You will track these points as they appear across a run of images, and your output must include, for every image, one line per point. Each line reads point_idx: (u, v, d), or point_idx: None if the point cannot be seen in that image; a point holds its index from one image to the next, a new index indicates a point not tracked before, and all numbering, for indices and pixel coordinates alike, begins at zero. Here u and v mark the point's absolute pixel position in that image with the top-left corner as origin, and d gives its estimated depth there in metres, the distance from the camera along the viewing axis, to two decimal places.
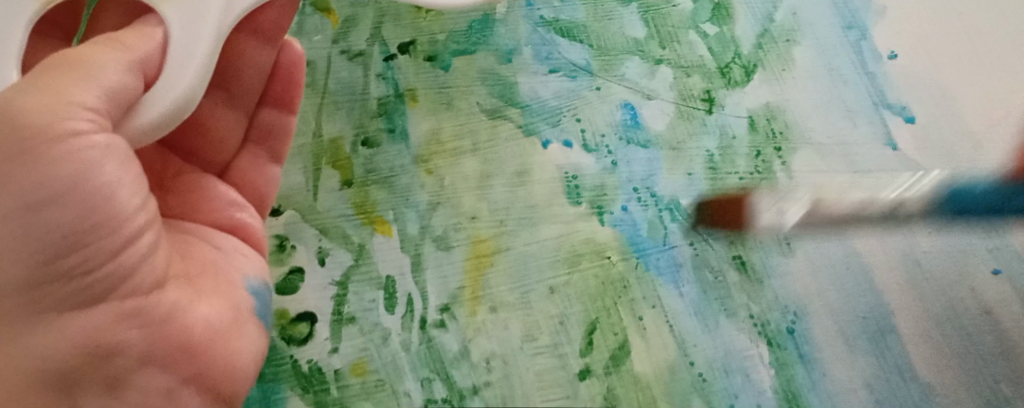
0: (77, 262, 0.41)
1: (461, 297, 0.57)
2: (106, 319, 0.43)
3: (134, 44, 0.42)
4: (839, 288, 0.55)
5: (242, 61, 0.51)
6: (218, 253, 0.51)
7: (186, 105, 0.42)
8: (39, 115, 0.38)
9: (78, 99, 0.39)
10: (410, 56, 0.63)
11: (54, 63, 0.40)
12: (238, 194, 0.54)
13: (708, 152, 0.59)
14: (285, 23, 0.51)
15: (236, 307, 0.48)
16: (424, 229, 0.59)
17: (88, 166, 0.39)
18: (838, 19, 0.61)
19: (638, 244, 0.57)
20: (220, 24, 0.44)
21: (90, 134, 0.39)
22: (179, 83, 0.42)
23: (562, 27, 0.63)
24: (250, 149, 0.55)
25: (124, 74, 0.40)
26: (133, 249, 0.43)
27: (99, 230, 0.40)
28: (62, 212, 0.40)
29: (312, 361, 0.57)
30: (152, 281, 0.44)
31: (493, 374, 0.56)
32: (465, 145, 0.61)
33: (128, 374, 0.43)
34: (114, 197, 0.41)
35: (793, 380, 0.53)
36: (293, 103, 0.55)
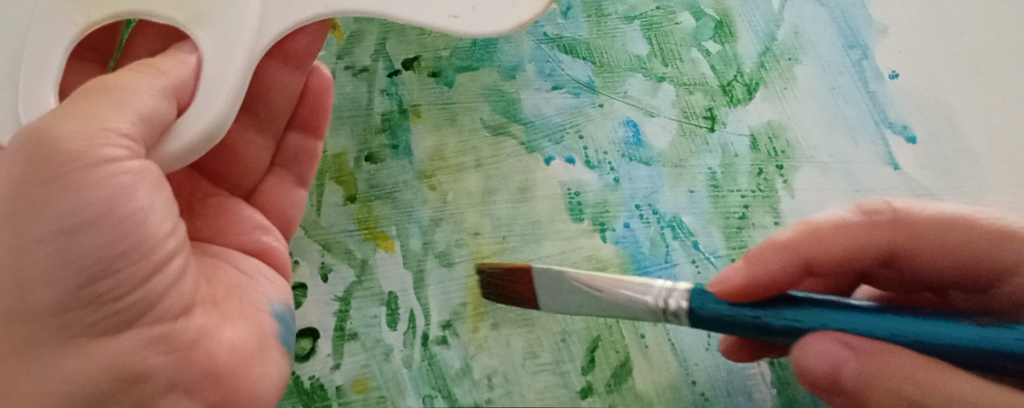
0: (106, 289, 0.42)
1: (463, 314, 0.57)
2: (134, 344, 0.44)
3: (168, 70, 0.44)
4: None
5: (274, 86, 0.54)
6: (243, 277, 0.54)
7: (218, 128, 0.46)
8: (74, 140, 0.40)
9: (115, 125, 0.40)
10: (414, 71, 0.64)
11: (91, 89, 0.41)
12: (265, 218, 0.58)
13: (710, 170, 0.59)
14: (315, 49, 0.54)
15: (260, 333, 0.51)
16: (427, 245, 0.59)
17: (122, 193, 0.41)
18: (840, 38, 0.61)
19: (640, 262, 0.58)
20: (251, 51, 0.47)
21: (124, 160, 0.41)
22: (212, 107, 0.45)
23: (565, 44, 0.63)
24: (276, 172, 0.58)
25: (158, 100, 0.43)
26: (164, 275, 0.45)
27: (131, 255, 0.42)
28: (94, 239, 0.41)
29: (314, 377, 0.57)
30: (181, 305, 0.46)
31: (494, 392, 0.56)
32: (467, 161, 0.61)
33: (155, 398, 0.45)
34: (146, 222, 0.43)
35: (795, 399, 0.54)
36: (318, 129, 0.58)
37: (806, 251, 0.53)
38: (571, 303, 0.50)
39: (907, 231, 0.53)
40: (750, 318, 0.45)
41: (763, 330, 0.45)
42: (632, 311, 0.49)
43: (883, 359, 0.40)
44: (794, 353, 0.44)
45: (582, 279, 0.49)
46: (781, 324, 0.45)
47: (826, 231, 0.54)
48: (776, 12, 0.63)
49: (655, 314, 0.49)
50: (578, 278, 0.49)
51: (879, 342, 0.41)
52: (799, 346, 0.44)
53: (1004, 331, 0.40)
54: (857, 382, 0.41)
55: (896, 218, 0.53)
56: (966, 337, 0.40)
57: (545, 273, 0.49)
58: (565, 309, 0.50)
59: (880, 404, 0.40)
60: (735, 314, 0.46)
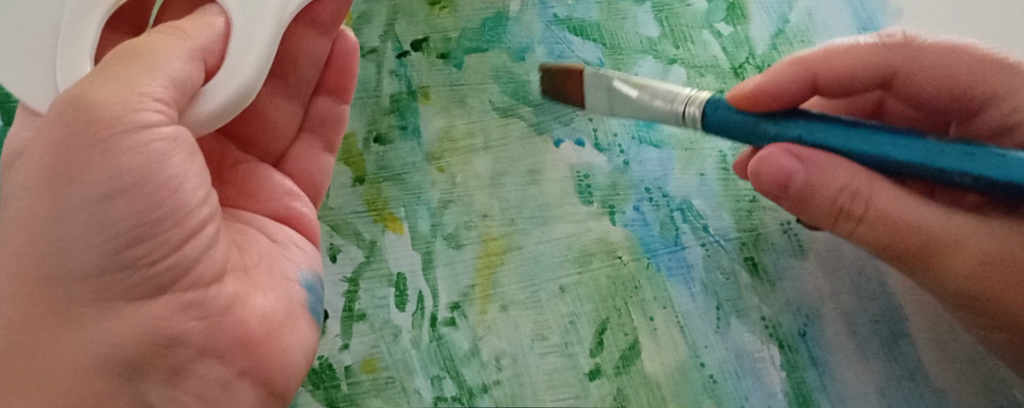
0: (145, 251, 0.43)
1: (472, 296, 0.57)
2: (168, 309, 0.44)
3: (195, 34, 0.44)
4: (853, 291, 0.55)
5: (297, 50, 0.54)
6: (272, 244, 0.53)
7: (247, 92, 0.45)
8: (111, 105, 0.40)
9: (148, 90, 0.41)
10: (423, 53, 0.64)
11: (122, 56, 0.42)
12: (294, 184, 0.57)
13: (721, 153, 0.60)
14: (342, 14, 0.54)
15: (289, 302, 0.50)
16: (435, 227, 0.59)
17: (157, 159, 0.42)
18: (853, 20, 0.61)
19: (649, 245, 0.57)
20: (280, 15, 0.47)
21: (159, 125, 0.42)
22: (242, 71, 0.45)
23: (575, 26, 0.64)
24: (304, 138, 0.58)
25: (187, 65, 0.43)
26: (196, 242, 0.45)
27: (167, 221, 0.43)
28: (130, 205, 0.41)
29: (322, 357, 0.56)
30: (212, 273, 0.46)
31: (503, 373, 0.55)
32: (477, 142, 0.61)
33: (188, 362, 0.45)
34: (178, 190, 0.43)
35: (804, 383, 0.53)
36: (346, 92, 0.58)
37: (814, 69, 0.53)
38: (614, 104, 0.55)
39: (917, 56, 0.52)
40: (749, 122, 0.50)
41: (755, 134, 0.50)
42: (657, 116, 0.53)
43: (828, 171, 0.46)
44: (754, 161, 0.49)
45: (627, 83, 0.54)
46: (774, 128, 0.49)
47: (841, 54, 0.53)
48: None
49: (678, 119, 0.52)
50: (623, 82, 0.54)
51: (828, 156, 0.47)
52: (758, 156, 0.48)
53: (958, 146, 0.45)
54: (798, 190, 0.47)
55: (910, 44, 0.52)
56: (922, 151, 0.45)
57: (597, 76, 0.55)
58: (606, 108, 0.56)
59: (820, 205, 0.48)
60: (737, 117, 0.50)
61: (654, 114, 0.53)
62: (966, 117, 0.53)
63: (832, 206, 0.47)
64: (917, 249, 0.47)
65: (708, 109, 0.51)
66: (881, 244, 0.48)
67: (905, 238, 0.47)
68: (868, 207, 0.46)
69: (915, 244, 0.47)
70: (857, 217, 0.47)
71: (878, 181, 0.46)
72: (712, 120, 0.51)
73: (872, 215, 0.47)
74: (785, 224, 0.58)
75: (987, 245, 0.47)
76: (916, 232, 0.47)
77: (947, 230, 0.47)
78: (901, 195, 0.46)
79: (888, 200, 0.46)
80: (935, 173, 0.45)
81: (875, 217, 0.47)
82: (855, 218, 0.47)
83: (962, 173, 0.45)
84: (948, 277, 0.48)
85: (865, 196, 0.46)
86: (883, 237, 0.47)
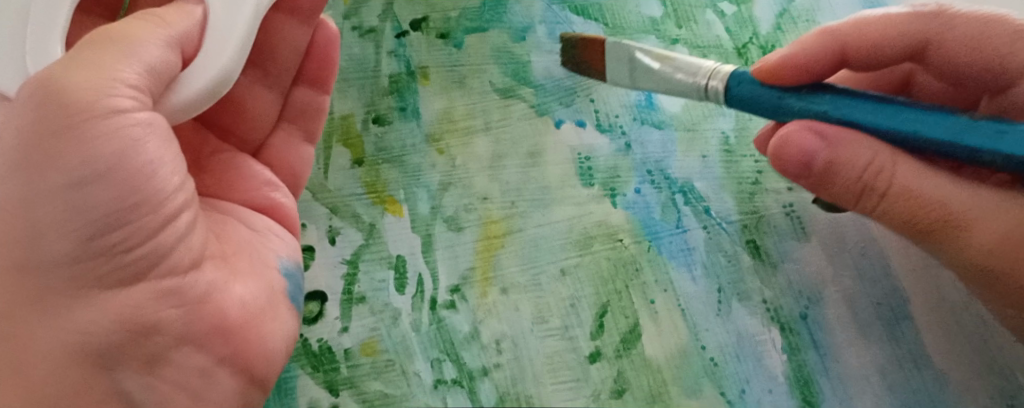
0: (118, 240, 0.42)
1: (472, 279, 0.57)
2: (145, 297, 0.44)
3: (175, 22, 0.43)
4: (856, 274, 0.55)
5: (278, 40, 0.53)
6: (251, 234, 0.52)
7: (226, 78, 0.44)
8: (83, 92, 0.39)
9: (121, 76, 0.40)
10: (422, 33, 0.63)
11: (97, 39, 0.41)
12: (273, 175, 0.55)
13: (724, 133, 0.59)
14: (323, 3, 0.53)
15: (270, 290, 0.49)
16: (435, 209, 0.58)
17: (132, 146, 0.40)
18: (860, 0, 0.61)
19: (650, 228, 0.57)
20: (258, 5, 0.45)
21: (132, 112, 0.40)
22: (220, 57, 0.43)
23: (577, 6, 0.63)
24: (285, 128, 0.56)
25: (163, 50, 0.41)
26: (173, 229, 0.44)
27: (140, 209, 0.41)
28: (105, 191, 0.40)
29: (322, 340, 0.56)
30: (189, 260, 0.45)
31: (503, 356, 0.55)
32: (477, 124, 0.60)
33: (166, 351, 0.44)
34: (154, 176, 0.42)
35: (805, 365, 0.53)
36: (327, 83, 0.56)
37: (842, 40, 0.52)
38: (634, 75, 0.53)
39: (947, 25, 0.50)
40: (772, 98, 0.48)
41: (779, 110, 0.48)
42: (680, 89, 0.51)
43: (849, 149, 0.45)
44: (774, 141, 0.47)
45: (650, 54, 0.52)
46: (798, 104, 0.47)
47: (870, 24, 0.52)
48: None
49: (701, 93, 0.51)
50: (645, 53, 0.52)
51: (848, 132, 0.45)
52: (779, 135, 0.47)
53: (990, 124, 0.43)
54: (820, 167, 0.46)
55: (943, 14, 0.51)
56: (954, 128, 0.44)
57: (618, 46, 0.52)
58: (628, 80, 0.53)
59: (844, 183, 0.46)
60: (759, 91, 0.48)
61: (675, 89, 0.52)
62: (999, 90, 0.51)
63: (856, 184, 0.46)
64: (944, 225, 0.45)
65: (732, 83, 0.49)
66: (905, 221, 0.46)
67: (931, 213, 0.45)
68: (892, 183, 0.45)
69: (941, 221, 0.45)
70: (881, 193, 0.45)
71: (900, 155, 0.45)
72: (735, 94, 0.49)
73: (897, 190, 0.45)
74: (788, 207, 0.57)
75: (1015, 221, 0.45)
76: (942, 207, 0.45)
77: (974, 205, 0.45)
78: (926, 171, 0.45)
79: (912, 176, 0.45)
80: (963, 150, 0.44)
81: (899, 192, 0.45)
82: (879, 193, 0.45)
83: (993, 150, 0.43)
84: (976, 257, 0.46)
85: (889, 171, 0.45)
86: (908, 214, 0.45)
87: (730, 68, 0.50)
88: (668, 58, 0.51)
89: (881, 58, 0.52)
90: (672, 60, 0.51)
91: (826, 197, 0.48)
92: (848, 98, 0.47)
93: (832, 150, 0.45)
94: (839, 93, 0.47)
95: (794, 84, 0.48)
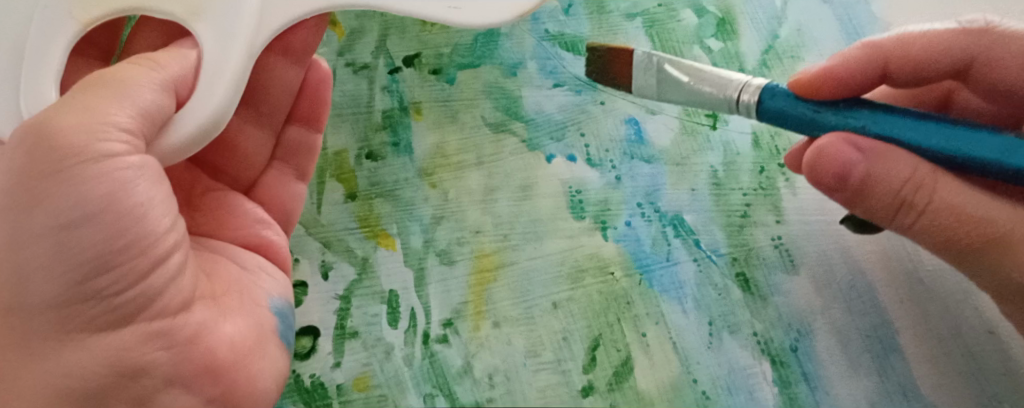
0: (107, 283, 0.42)
1: (465, 312, 0.57)
2: (134, 339, 0.44)
3: (167, 63, 0.43)
4: (844, 306, 0.55)
5: (270, 80, 0.53)
6: (241, 272, 0.52)
7: (218, 120, 0.45)
8: (75, 136, 0.39)
9: (114, 119, 0.40)
10: (415, 69, 0.64)
11: (90, 84, 0.41)
12: (264, 213, 0.56)
13: (712, 168, 0.60)
14: (314, 43, 0.52)
15: (259, 326, 0.50)
16: (428, 243, 0.59)
17: (123, 188, 0.41)
18: (842, 34, 0.63)
19: (642, 260, 0.58)
20: (251, 44, 0.46)
21: (124, 155, 0.41)
22: (212, 99, 0.44)
23: (566, 42, 0.64)
24: (276, 166, 0.57)
25: (157, 94, 0.42)
26: (163, 270, 0.44)
27: (131, 249, 0.42)
28: (96, 233, 0.41)
29: (315, 375, 0.56)
30: (179, 301, 0.45)
31: (495, 390, 0.55)
32: (469, 158, 0.61)
33: (154, 392, 0.44)
34: (144, 217, 0.42)
35: (797, 398, 0.54)
36: (319, 121, 0.57)
37: (887, 54, 0.52)
38: (662, 89, 0.52)
39: (996, 42, 0.51)
40: (807, 113, 0.48)
41: (813, 124, 0.48)
42: (709, 102, 0.51)
43: (888, 163, 0.44)
44: (811, 150, 0.46)
45: (679, 67, 0.51)
46: (834, 119, 0.47)
47: (917, 39, 0.52)
48: (778, 10, 0.64)
49: (731, 106, 0.50)
50: (674, 66, 0.51)
51: (888, 147, 0.45)
52: (815, 146, 0.46)
53: None
54: (858, 183, 0.45)
55: (990, 31, 0.52)
56: (1001, 148, 0.44)
57: (646, 57, 0.52)
58: (655, 93, 0.53)
59: (880, 200, 0.45)
60: (796, 105, 0.48)
61: (703, 104, 0.52)
62: None
63: (894, 200, 0.45)
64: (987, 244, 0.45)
65: (765, 95, 0.49)
66: (945, 237, 0.45)
67: (972, 232, 0.45)
68: (933, 199, 0.44)
69: (985, 239, 0.45)
70: (920, 209, 0.45)
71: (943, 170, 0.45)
72: (769, 108, 0.49)
73: (937, 208, 0.44)
74: (777, 239, 0.57)
75: None
76: (985, 225, 0.44)
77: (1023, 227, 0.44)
78: (968, 188, 0.45)
79: (953, 194, 0.44)
80: (1009, 168, 0.44)
81: (940, 209, 0.44)
82: (918, 210, 0.45)
83: None
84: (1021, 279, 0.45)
85: (929, 187, 0.44)
86: (947, 230, 0.45)
87: (760, 80, 0.49)
88: (699, 70, 0.51)
89: (926, 71, 0.53)
90: (702, 73, 0.51)
91: (858, 212, 0.47)
92: (889, 115, 0.47)
93: (871, 164, 0.44)
94: (880, 110, 0.47)
95: (830, 99, 0.48)
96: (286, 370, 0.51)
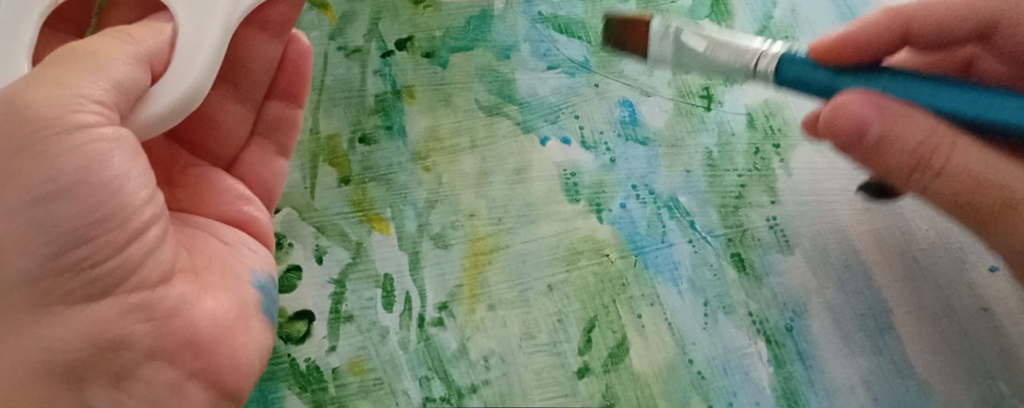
0: (85, 255, 0.41)
1: (460, 295, 0.57)
2: (112, 312, 0.43)
3: (142, 38, 0.42)
4: (839, 285, 0.55)
5: (250, 53, 0.51)
6: (222, 246, 0.50)
7: (195, 94, 0.43)
8: (47, 107, 0.39)
9: (87, 91, 0.39)
10: (408, 52, 0.63)
11: (62, 56, 0.40)
12: (245, 189, 0.54)
13: (707, 149, 0.60)
14: (293, 17, 0.51)
15: (242, 303, 0.48)
16: (422, 227, 0.58)
17: (97, 160, 0.40)
18: (836, 15, 0.63)
19: (637, 242, 0.58)
20: (227, 19, 0.45)
21: (97, 127, 0.40)
22: (188, 72, 0.43)
23: (560, 24, 0.64)
24: (257, 143, 0.55)
25: (132, 67, 0.41)
26: (141, 242, 0.43)
27: (107, 223, 0.41)
28: (71, 206, 0.40)
29: (310, 359, 0.56)
30: (159, 274, 0.44)
31: (491, 372, 0.55)
32: (463, 142, 0.61)
33: (135, 366, 0.43)
34: (121, 191, 0.41)
35: (792, 378, 0.53)
36: (300, 96, 0.55)
37: None
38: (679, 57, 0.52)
39: None
40: (824, 78, 0.49)
41: (831, 91, 0.49)
42: (728, 69, 0.51)
43: (905, 120, 0.45)
44: (827, 109, 0.47)
45: (698, 34, 0.51)
46: (853, 84, 0.48)
47: None
48: None
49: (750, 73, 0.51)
50: (694, 33, 0.51)
51: (908, 109, 0.45)
52: (832, 104, 0.47)
53: None
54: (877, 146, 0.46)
55: None
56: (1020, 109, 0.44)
57: (664, 24, 0.52)
58: (671, 59, 0.52)
59: (897, 160, 0.46)
60: (813, 71, 0.49)
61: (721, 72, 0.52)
62: None
63: (910, 160, 0.45)
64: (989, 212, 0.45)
65: (783, 62, 0.49)
66: (964, 200, 0.45)
67: (991, 194, 0.44)
68: (950, 160, 0.44)
69: (1004, 202, 0.44)
70: (937, 169, 0.45)
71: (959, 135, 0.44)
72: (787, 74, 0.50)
73: (954, 169, 0.44)
74: (771, 220, 0.57)
75: None
76: (1005, 187, 0.44)
77: None
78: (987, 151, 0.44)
79: (970, 155, 0.44)
80: None
81: (957, 170, 0.44)
82: (935, 171, 0.45)
83: None
84: None
85: (946, 148, 0.44)
86: (967, 192, 0.45)
87: (778, 49, 0.50)
88: (719, 38, 0.51)
89: (948, 36, 0.55)
90: (722, 41, 0.51)
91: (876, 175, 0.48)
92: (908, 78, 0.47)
93: (887, 121, 0.45)
94: (898, 73, 0.48)
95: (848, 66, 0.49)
96: (270, 346, 0.50)
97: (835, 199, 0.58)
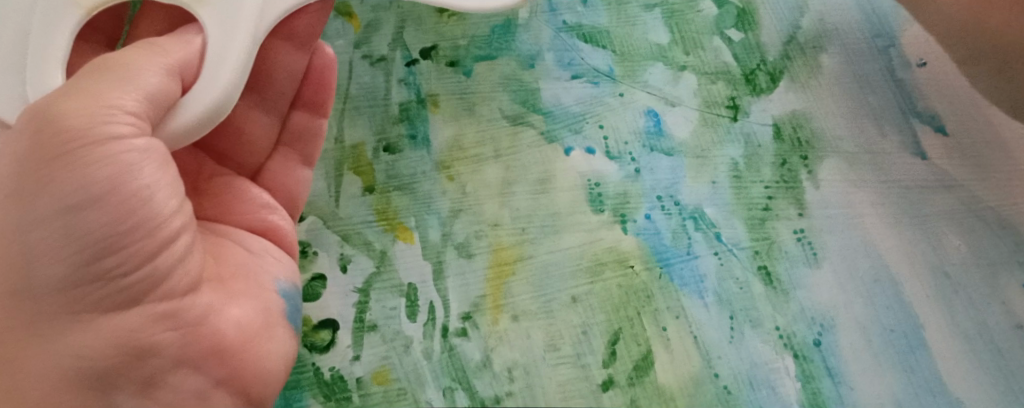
0: (115, 264, 0.41)
1: (483, 306, 0.57)
2: (141, 320, 0.43)
3: (172, 49, 0.43)
4: (868, 301, 0.55)
5: (275, 64, 0.51)
6: (247, 256, 0.50)
7: (223, 105, 0.43)
8: (80, 118, 0.39)
9: (119, 102, 0.40)
10: (432, 61, 0.63)
11: (95, 68, 0.41)
12: (270, 197, 0.54)
13: (733, 160, 0.59)
14: (319, 27, 0.51)
15: (266, 310, 0.48)
16: (446, 236, 0.58)
17: (128, 170, 0.40)
18: (866, 26, 0.61)
19: (662, 254, 0.57)
20: (256, 29, 0.45)
21: (129, 138, 0.40)
22: (217, 84, 0.43)
23: (585, 33, 0.63)
24: (282, 152, 0.55)
25: (162, 78, 0.41)
26: (169, 252, 0.43)
27: (137, 233, 0.41)
28: (100, 215, 0.40)
29: (334, 369, 0.56)
30: (187, 283, 0.44)
31: (515, 384, 0.56)
32: (486, 152, 0.60)
33: (162, 374, 0.43)
34: (151, 200, 0.41)
35: (820, 393, 0.54)
36: (325, 106, 0.55)
37: None
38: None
39: None
40: None
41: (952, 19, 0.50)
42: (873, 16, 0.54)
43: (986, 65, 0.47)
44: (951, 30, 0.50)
45: None
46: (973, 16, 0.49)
47: None
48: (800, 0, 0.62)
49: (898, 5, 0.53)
50: None
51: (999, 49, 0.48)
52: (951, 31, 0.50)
53: None
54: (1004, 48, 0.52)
55: None
56: None
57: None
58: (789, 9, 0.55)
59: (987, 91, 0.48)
60: None
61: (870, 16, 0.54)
62: None
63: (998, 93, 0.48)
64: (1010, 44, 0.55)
65: None
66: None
67: None
68: None
69: None
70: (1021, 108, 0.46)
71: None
72: None
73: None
74: (800, 233, 0.57)
75: None
76: None
77: None
78: None
79: None
80: None
81: None
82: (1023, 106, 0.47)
83: None
84: None
85: None
86: None
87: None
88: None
89: None
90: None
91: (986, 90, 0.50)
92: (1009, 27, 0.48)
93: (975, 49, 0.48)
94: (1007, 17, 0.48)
95: None
96: (296, 353, 0.50)
97: (864, 213, 0.57)
